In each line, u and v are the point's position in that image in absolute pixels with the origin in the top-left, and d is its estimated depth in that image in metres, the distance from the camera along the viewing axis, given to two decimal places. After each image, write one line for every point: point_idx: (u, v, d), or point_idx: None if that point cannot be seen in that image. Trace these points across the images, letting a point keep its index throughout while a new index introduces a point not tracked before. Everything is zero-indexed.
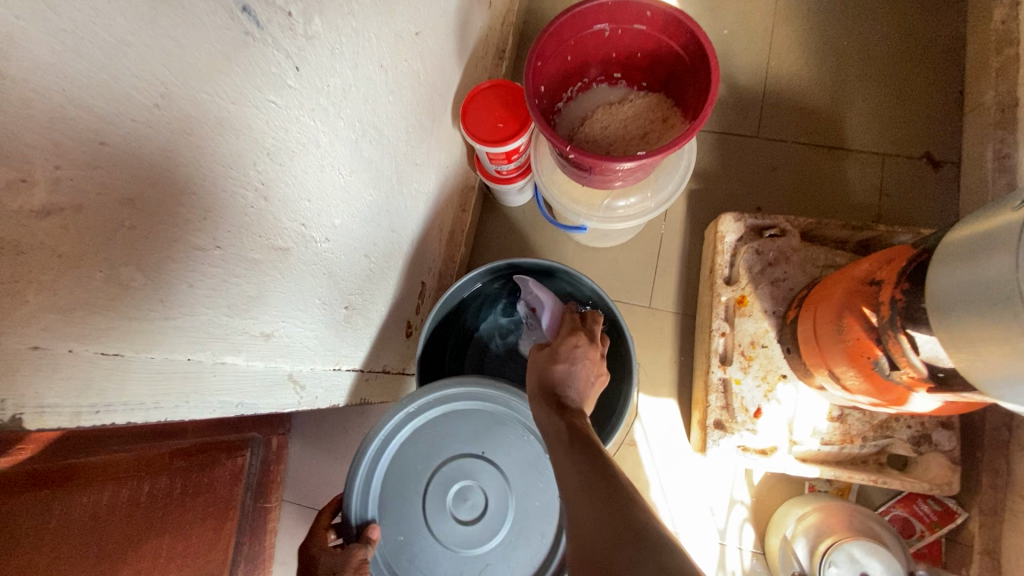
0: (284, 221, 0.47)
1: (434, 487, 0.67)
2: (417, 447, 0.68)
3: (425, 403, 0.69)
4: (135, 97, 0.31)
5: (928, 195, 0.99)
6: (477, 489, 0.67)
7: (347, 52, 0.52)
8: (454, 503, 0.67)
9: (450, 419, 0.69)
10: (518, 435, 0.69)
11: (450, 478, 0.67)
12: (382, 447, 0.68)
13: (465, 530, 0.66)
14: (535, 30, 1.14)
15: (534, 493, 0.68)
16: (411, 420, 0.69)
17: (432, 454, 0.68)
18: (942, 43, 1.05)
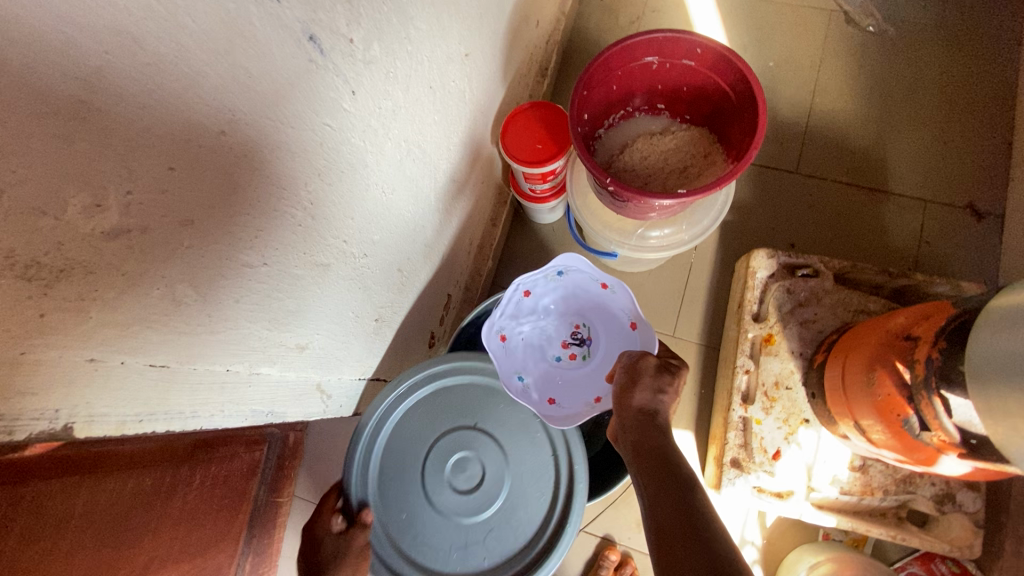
0: (328, 238, 0.48)
1: (432, 462, 0.71)
2: (415, 420, 0.72)
3: (414, 383, 0.73)
4: (206, 126, 0.32)
5: (970, 246, 0.96)
6: (475, 459, 0.71)
7: (401, 75, 0.54)
8: (454, 471, 0.71)
9: (440, 395, 0.74)
10: (507, 404, 0.74)
11: (448, 449, 0.71)
12: (381, 421, 0.71)
13: (465, 499, 0.70)
14: (578, 50, 1.15)
15: (530, 457, 0.72)
16: (400, 401, 0.72)
17: (430, 426, 0.72)
18: (994, 91, 1.03)
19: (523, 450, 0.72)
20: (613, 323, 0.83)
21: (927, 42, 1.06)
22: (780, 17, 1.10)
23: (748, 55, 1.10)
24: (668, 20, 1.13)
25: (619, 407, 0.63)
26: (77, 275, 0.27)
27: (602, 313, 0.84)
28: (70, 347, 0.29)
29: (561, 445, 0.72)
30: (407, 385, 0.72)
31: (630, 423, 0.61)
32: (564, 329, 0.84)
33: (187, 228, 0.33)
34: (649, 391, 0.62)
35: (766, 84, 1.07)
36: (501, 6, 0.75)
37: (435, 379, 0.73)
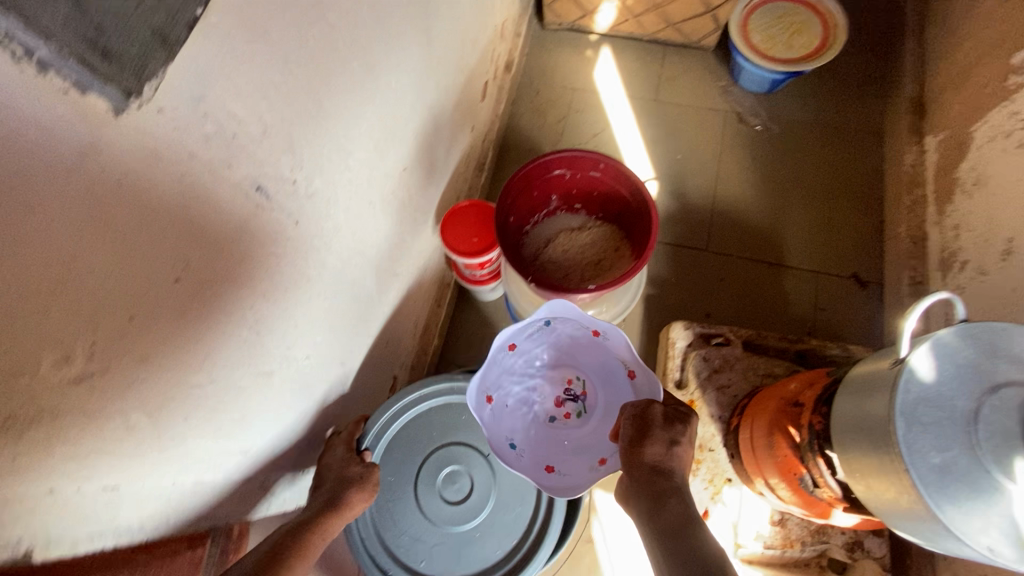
0: (272, 349, 0.54)
1: (435, 459, 0.81)
2: (438, 422, 0.83)
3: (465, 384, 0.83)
4: (163, 276, 0.38)
5: (857, 311, 1.10)
6: (468, 476, 0.80)
7: (342, 197, 0.62)
8: (446, 478, 0.80)
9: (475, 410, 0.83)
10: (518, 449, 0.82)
11: (451, 459, 0.81)
12: (415, 409, 0.82)
13: (444, 503, 0.79)
14: (513, 145, 1.28)
15: (513, 487, 0.81)
16: (448, 391, 0.83)
17: (446, 433, 0.82)
18: (864, 176, 1.21)
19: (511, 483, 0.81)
20: (608, 373, 0.82)
21: (807, 136, 1.25)
22: (685, 116, 1.28)
23: (660, 148, 1.26)
24: (590, 119, 1.28)
25: (631, 462, 0.63)
26: (43, 419, 0.32)
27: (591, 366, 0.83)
28: (32, 482, 0.33)
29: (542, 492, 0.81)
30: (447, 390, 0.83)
31: (644, 487, 0.60)
32: (558, 387, 0.85)
33: (142, 363, 0.38)
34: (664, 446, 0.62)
35: (677, 174, 1.23)
36: (435, 123, 0.86)
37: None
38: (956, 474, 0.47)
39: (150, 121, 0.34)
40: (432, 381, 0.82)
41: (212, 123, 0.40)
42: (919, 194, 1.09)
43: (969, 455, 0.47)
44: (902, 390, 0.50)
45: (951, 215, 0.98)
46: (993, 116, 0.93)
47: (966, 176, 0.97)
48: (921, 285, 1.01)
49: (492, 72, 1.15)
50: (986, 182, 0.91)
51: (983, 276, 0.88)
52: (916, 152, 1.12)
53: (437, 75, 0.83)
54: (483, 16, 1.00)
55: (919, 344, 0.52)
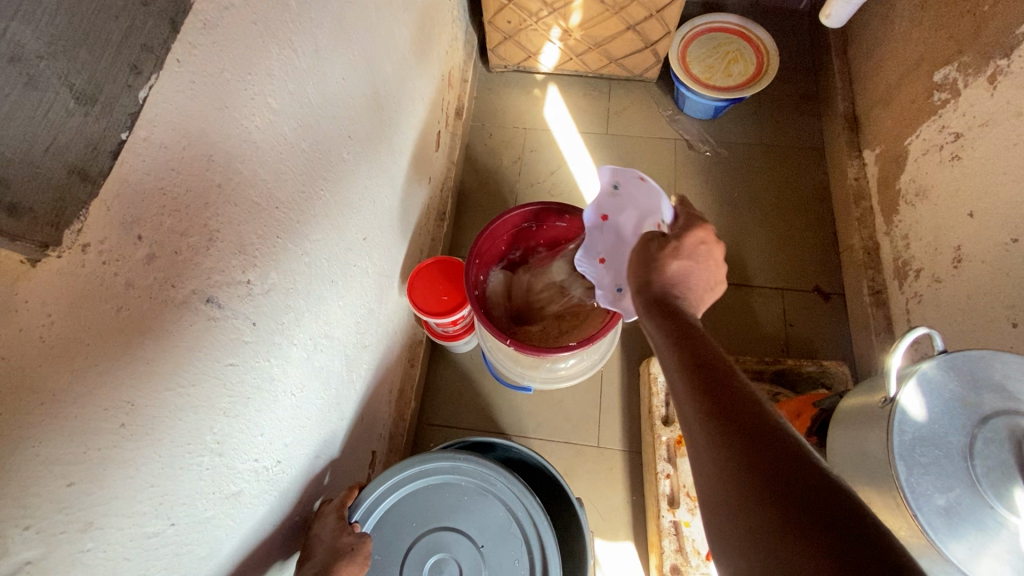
0: (238, 466, 0.48)
1: (425, 544, 0.70)
2: (437, 497, 0.72)
3: (470, 467, 0.72)
4: (107, 424, 0.33)
5: (825, 324, 1.13)
6: (456, 567, 0.69)
7: (302, 284, 0.57)
8: (433, 568, 0.70)
9: (477, 494, 0.72)
10: (517, 549, 0.70)
11: (443, 543, 0.70)
12: (414, 480, 0.72)
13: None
14: (471, 190, 1.27)
15: None
16: (449, 470, 0.72)
17: (442, 512, 0.72)
18: (813, 191, 1.25)
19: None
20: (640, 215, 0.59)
21: (755, 157, 1.29)
22: (637, 148, 1.29)
23: None
24: (545, 158, 1.29)
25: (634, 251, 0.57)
26: None
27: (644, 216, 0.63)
28: None
29: None
30: (451, 462, 0.72)
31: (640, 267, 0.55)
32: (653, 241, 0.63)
33: (87, 530, 0.33)
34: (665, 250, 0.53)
35: None
36: (391, 185, 0.83)
37: (470, 475, 0.72)
38: (962, 514, 0.47)
39: (78, 264, 0.30)
40: (441, 451, 0.72)
41: (149, 246, 0.35)
42: (866, 205, 1.13)
43: (972, 493, 0.47)
44: (897, 432, 0.50)
45: (899, 226, 1.02)
46: (924, 131, 0.98)
47: (908, 188, 1.01)
48: (881, 293, 1.05)
49: (443, 121, 1.13)
50: (927, 192, 0.96)
51: (938, 284, 0.91)
52: (857, 165, 1.17)
53: (389, 136, 0.81)
54: (429, 71, 0.99)
55: (905, 380, 0.52)
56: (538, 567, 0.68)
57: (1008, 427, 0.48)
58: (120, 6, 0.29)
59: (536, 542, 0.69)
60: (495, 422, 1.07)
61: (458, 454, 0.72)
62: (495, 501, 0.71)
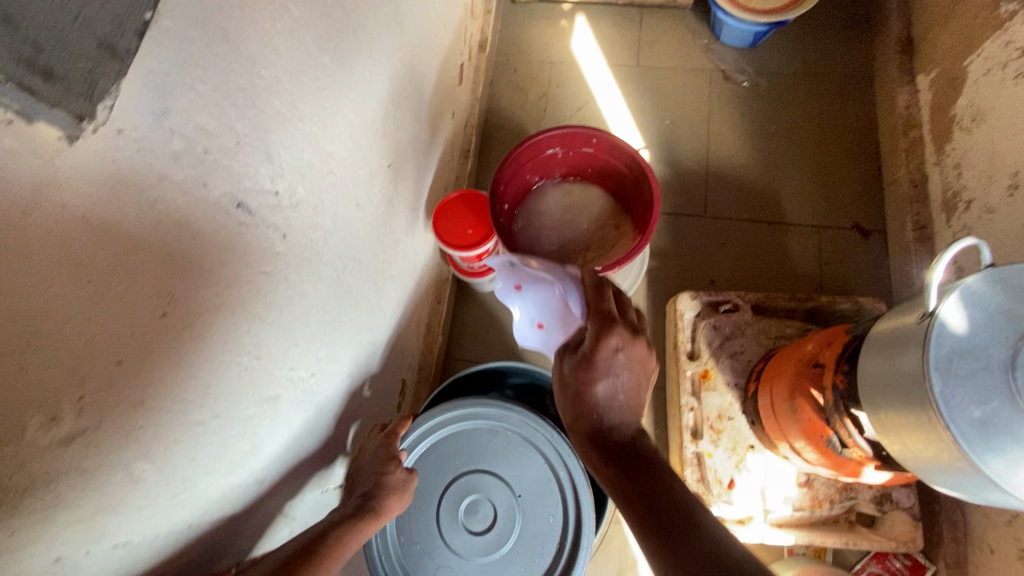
0: (275, 372, 0.51)
1: (466, 484, 0.73)
2: (482, 440, 0.75)
3: (518, 422, 0.74)
4: (149, 310, 0.35)
5: (864, 262, 1.09)
6: (491, 511, 0.72)
7: (328, 203, 0.58)
8: (470, 507, 0.72)
9: (519, 447, 0.74)
10: (551, 505, 0.72)
11: (483, 485, 0.73)
12: (469, 420, 0.75)
13: (460, 523, 0.72)
14: (495, 128, 1.24)
15: (534, 534, 0.71)
16: (496, 421, 0.75)
17: (487, 456, 0.74)
18: (858, 124, 1.18)
19: (535, 533, 0.71)
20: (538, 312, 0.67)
21: (796, 88, 1.21)
22: (669, 81, 1.24)
23: (648, 115, 1.22)
24: (573, 93, 1.24)
25: (593, 296, 0.61)
26: (37, 489, 0.29)
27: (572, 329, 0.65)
28: (39, 550, 0.31)
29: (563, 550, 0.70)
30: (509, 411, 0.74)
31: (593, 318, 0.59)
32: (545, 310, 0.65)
33: (138, 408, 0.35)
34: (592, 352, 0.56)
35: (667, 140, 1.20)
36: (414, 113, 0.82)
37: (523, 428, 0.74)
38: (999, 426, 0.46)
39: (111, 145, 0.31)
40: (502, 401, 0.75)
41: (181, 139, 0.36)
42: (915, 135, 1.06)
43: (1011, 406, 0.46)
44: (934, 345, 0.48)
45: (951, 155, 0.96)
46: (987, 48, 0.90)
47: (963, 113, 0.94)
48: (926, 228, 1.00)
49: (466, 53, 1.10)
50: (985, 116, 0.89)
51: (990, 215, 0.86)
52: (908, 93, 1.10)
53: (412, 62, 0.79)
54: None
55: (946, 294, 0.50)
56: (570, 527, 0.71)
57: None
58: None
59: (572, 503, 0.71)
60: (521, 358, 1.08)
61: (508, 407, 0.75)
62: (538, 455, 0.73)
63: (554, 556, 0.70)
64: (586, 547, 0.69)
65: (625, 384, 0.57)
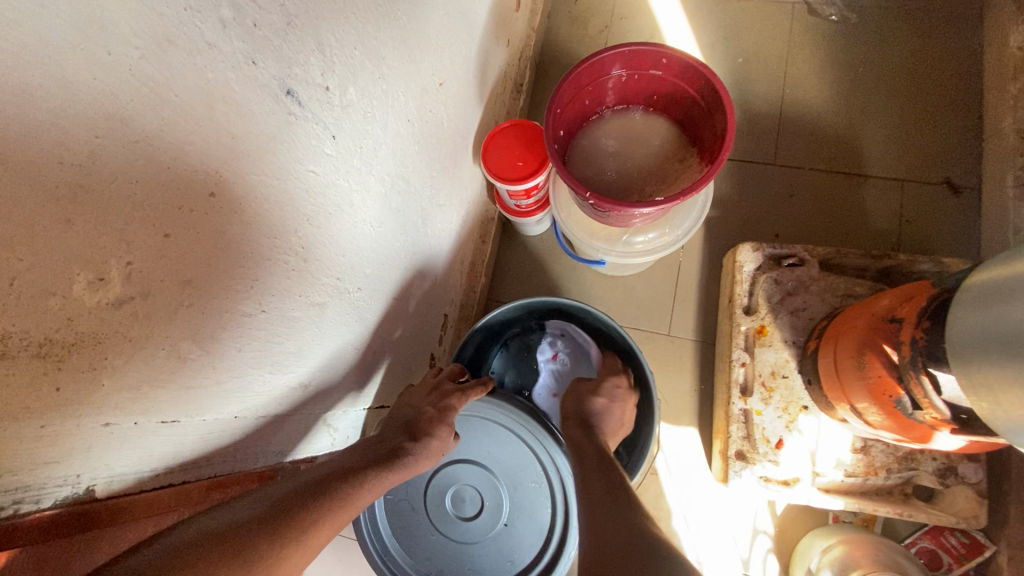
0: (322, 278, 0.50)
1: (449, 474, 0.68)
2: (468, 429, 0.69)
3: (507, 416, 0.68)
4: (197, 187, 0.34)
5: (950, 220, 0.98)
6: (476, 497, 0.67)
7: (379, 112, 0.55)
8: (455, 495, 0.68)
9: (507, 442, 0.68)
10: (542, 502, 0.66)
11: (466, 474, 0.68)
12: None
13: (449, 512, 0.68)
14: (551, 64, 1.18)
15: (524, 526, 0.66)
16: (483, 411, 0.68)
17: (472, 445, 0.68)
18: (959, 67, 1.05)
19: (521, 526, 0.67)
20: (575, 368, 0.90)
21: (891, 24, 1.08)
22: (743, 15, 1.13)
23: (717, 53, 1.13)
24: (636, 29, 1.16)
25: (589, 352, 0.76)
26: (85, 347, 0.29)
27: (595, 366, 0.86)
28: (89, 412, 0.31)
29: (553, 548, 0.65)
30: (499, 403, 0.68)
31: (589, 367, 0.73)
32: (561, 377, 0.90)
33: (186, 287, 0.35)
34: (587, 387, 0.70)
35: (737, 80, 1.10)
36: (469, 32, 0.77)
37: (497, 412, 0.68)
38: None
39: None
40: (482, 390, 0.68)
41: (231, 8, 0.34)
42: None
43: None
44: None
45: None
46: None
47: None
48: None
49: None
50: None
51: None
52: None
53: None
54: None
55: None
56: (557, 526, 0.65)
57: None
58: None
59: (562, 500, 0.65)
60: None
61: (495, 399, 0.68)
62: (529, 453, 0.67)
63: (540, 549, 0.66)
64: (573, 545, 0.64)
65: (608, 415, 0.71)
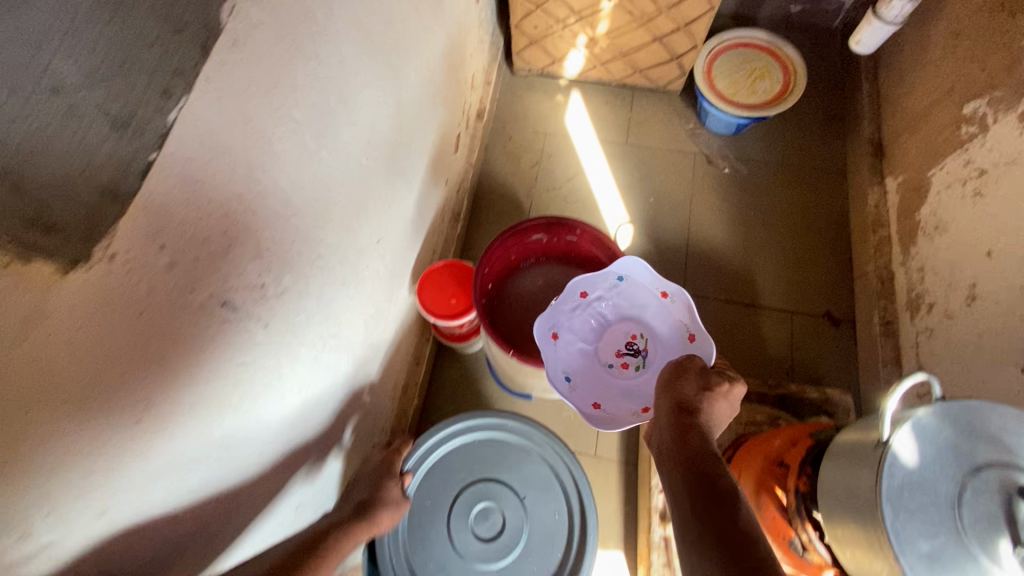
0: (243, 459, 0.51)
1: (469, 497, 0.80)
2: (482, 449, 0.84)
3: (508, 432, 0.84)
4: (125, 419, 0.36)
5: (833, 350, 1.13)
6: (497, 510, 0.79)
7: (314, 286, 0.59)
8: (479, 513, 0.79)
9: (514, 453, 0.84)
10: (554, 496, 0.81)
11: (486, 491, 0.81)
12: (459, 434, 0.84)
13: (474, 528, 0.78)
14: (487, 193, 1.29)
15: (548, 516, 0.80)
16: (490, 430, 0.85)
17: (489, 463, 0.83)
18: (830, 215, 1.24)
19: (540, 520, 0.80)
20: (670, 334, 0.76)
21: (775, 176, 1.28)
22: (655, 160, 1.30)
23: (634, 191, 1.28)
24: (564, 164, 1.30)
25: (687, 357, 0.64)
26: None
27: (662, 324, 0.77)
28: None
29: (576, 530, 0.79)
30: (499, 419, 0.85)
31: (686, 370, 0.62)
32: (618, 338, 0.77)
33: (102, 516, 0.37)
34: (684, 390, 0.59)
35: (652, 216, 1.25)
36: (407, 187, 0.85)
37: (502, 430, 0.85)
38: (946, 563, 0.47)
39: (104, 273, 0.32)
40: (483, 410, 0.85)
41: (171, 253, 0.37)
42: (883, 233, 1.12)
43: (957, 542, 0.47)
44: (886, 475, 0.50)
45: (915, 257, 1.01)
46: (948, 163, 0.97)
47: (927, 220, 1.00)
48: (892, 324, 1.04)
49: (463, 123, 1.16)
50: (946, 227, 0.95)
51: (950, 320, 0.90)
52: (878, 192, 1.16)
53: (408, 142, 0.83)
54: (452, 73, 1.02)
55: (899, 424, 0.52)
56: (575, 492, 0.81)
57: (1000, 479, 0.47)
58: (170, 32, 0.32)
59: (571, 488, 0.81)
60: None
61: (487, 414, 0.85)
62: (537, 459, 0.83)
63: (563, 536, 0.79)
64: (592, 518, 0.79)
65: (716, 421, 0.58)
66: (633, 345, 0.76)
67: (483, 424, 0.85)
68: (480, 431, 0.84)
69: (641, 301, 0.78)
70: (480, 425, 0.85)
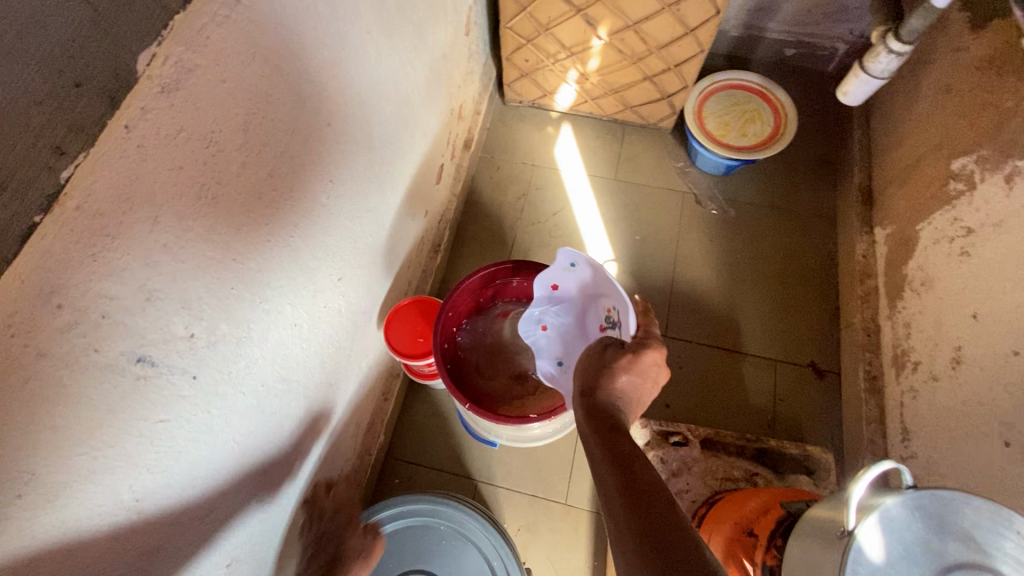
0: (161, 522, 0.48)
1: None
2: (417, 536, 0.87)
3: (444, 519, 0.88)
4: (2, 491, 0.33)
5: (816, 402, 1.10)
6: None
7: (257, 333, 0.56)
8: None
9: (449, 541, 0.87)
10: None
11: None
12: (396, 520, 0.87)
13: None
14: (471, 224, 1.27)
15: None
16: (427, 515, 0.88)
17: (422, 553, 0.86)
18: (818, 262, 1.22)
19: None
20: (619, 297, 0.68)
21: (764, 219, 1.26)
22: (643, 197, 1.28)
23: (620, 228, 1.26)
24: (550, 198, 1.28)
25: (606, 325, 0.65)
26: None
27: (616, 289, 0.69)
28: None
29: None
30: (433, 504, 0.88)
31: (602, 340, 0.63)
32: (599, 315, 0.73)
33: None
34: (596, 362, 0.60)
35: (636, 254, 1.23)
36: (377, 222, 0.83)
37: (440, 515, 0.88)
38: None
39: None
40: (422, 496, 0.88)
41: (72, 313, 0.34)
42: (870, 284, 1.09)
43: None
44: (849, 571, 0.46)
45: (901, 312, 0.99)
46: (935, 219, 0.94)
47: (915, 275, 0.97)
48: (876, 379, 1.01)
49: (448, 154, 1.14)
50: (932, 283, 0.92)
51: (934, 382, 0.87)
52: (866, 242, 1.13)
53: (381, 177, 0.81)
54: (435, 106, 1.00)
55: (865, 512, 0.49)
56: None
57: None
58: (70, 88, 0.31)
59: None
60: (465, 466, 1.04)
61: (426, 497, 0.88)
62: (472, 548, 0.86)
63: None
64: None
65: (630, 389, 0.59)
66: (608, 318, 0.70)
67: (423, 508, 0.88)
68: (417, 517, 0.87)
69: (594, 277, 0.73)
70: (419, 509, 0.88)
